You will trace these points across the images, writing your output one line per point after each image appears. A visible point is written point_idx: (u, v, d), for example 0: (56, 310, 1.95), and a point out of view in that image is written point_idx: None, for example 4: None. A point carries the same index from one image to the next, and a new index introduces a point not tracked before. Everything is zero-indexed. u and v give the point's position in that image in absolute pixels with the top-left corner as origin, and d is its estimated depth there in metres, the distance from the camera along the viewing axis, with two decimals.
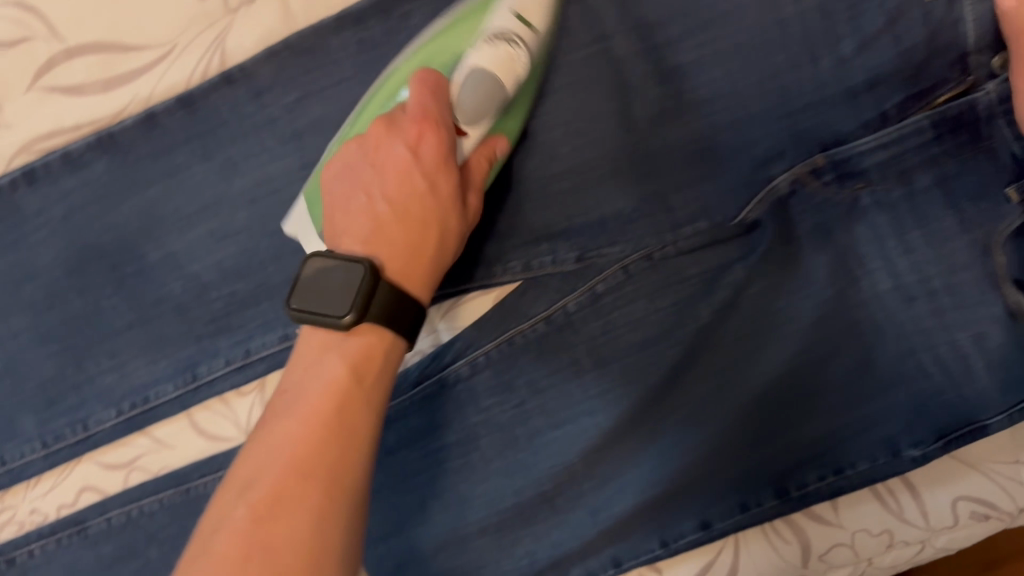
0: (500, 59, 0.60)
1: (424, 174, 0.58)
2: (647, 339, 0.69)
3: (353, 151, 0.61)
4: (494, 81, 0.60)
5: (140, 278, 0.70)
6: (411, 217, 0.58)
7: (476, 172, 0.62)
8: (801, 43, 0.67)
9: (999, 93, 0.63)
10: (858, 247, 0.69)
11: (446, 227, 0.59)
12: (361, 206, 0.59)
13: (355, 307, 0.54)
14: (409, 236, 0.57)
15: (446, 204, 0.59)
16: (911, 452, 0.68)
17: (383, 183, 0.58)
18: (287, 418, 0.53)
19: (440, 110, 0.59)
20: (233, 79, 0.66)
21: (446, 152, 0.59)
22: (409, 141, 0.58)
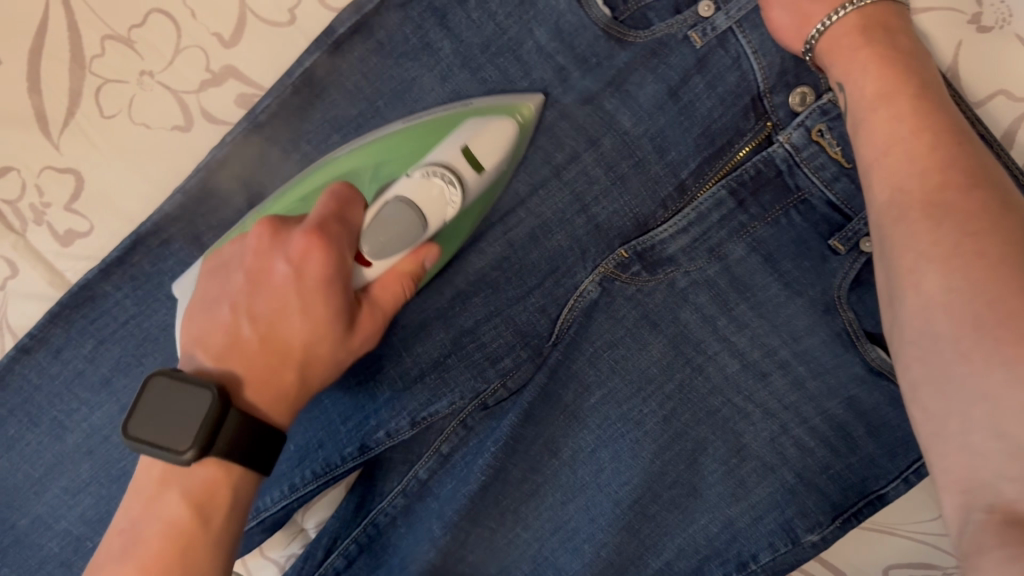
0: (426, 202, 0.53)
1: (297, 294, 0.50)
2: (484, 484, 0.65)
3: (236, 251, 0.55)
4: (413, 212, 0.52)
5: (20, 546, 0.68)
6: (274, 344, 0.51)
7: (380, 298, 0.54)
8: (576, 133, 0.61)
9: (794, 141, 0.57)
10: (690, 333, 0.62)
11: (312, 353, 0.51)
12: (218, 318, 0.52)
13: (194, 442, 0.46)
14: (267, 364, 0.51)
15: (321, 329, 0.51)
16: (809, 537, 0.63)
17: (268, 301, 0.51)
18: (123, 561, 0.48)
19: (339, 234, 0.51)
20: (30, 347, 0.65)
21: (336, 275, 0.50)
22: (291, 259, 0.50)
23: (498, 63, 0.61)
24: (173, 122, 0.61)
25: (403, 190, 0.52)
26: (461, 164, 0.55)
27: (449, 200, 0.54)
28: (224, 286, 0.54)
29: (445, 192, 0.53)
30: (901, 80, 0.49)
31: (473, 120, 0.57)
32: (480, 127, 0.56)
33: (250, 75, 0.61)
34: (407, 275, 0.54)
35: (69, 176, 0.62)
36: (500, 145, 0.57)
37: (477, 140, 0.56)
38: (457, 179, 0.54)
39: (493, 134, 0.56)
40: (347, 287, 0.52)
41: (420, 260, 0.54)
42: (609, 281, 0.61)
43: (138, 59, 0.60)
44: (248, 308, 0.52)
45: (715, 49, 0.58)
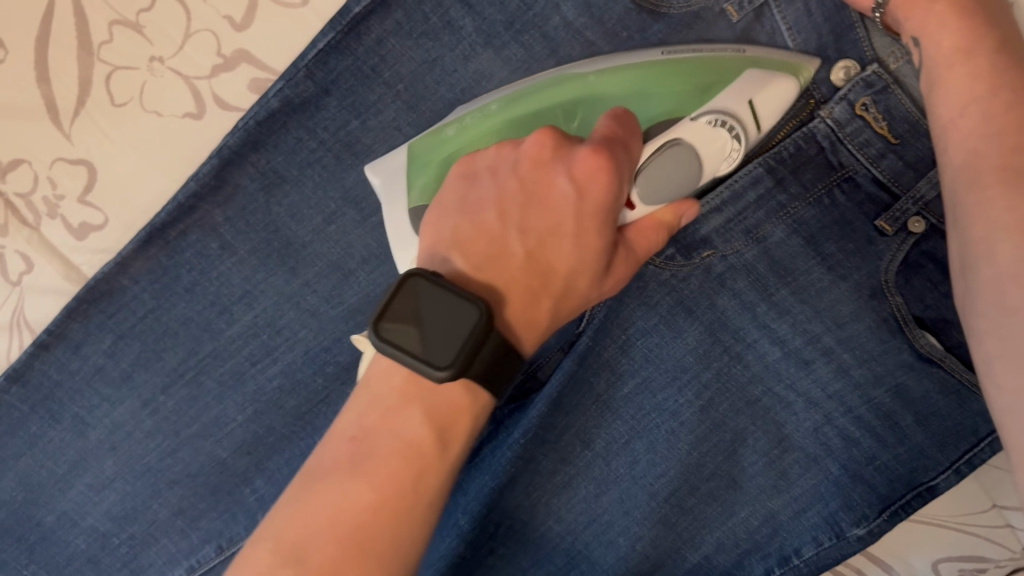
0: (704, 150, 0.51)
1: (560, 220, 0.48)
2: (513, 475, 0.63)
3: (504, 155, 0.50)
4: (690, 161, 0.51)
5: (47, 543, 0.67)
6: (541, 266, 0.48)
7: (637, 241, 0.51)
8: None
9: (836, 117, 0.54)
10: (727, 319, 0.58)
11: (573, 281, 0.49)
12: (484, 223, 0.48)
13: (454, 363, 0.43)
14: (527, 287, 0.48)
15: (581, 259, 0.48)
16: (855, 532, 0.60)
17: (539, 211, 0.48)
18: (350, 475, 0.44)
19: (623, 156, 0.48)
20: (48, 343, 0.63)
21: (615, 202, 0.47)
22: (573, 176, 0.47)
23: (523, 41, 0.57)
24: (185, 109, 0.59)
25: (686, 134, 0.51)
26: (744, 115, 0.52)
27: (728, 154, 0.52)
28: (483, 193, 0.49)
29: (729, 145, 0.51)
30: (981, 36, 0.47)
31: (754, 70, 0.52)
32: (760, 81, 0.52)
33: (261, 58, 0.58)
34: (665, 224, 0.51)
35: (82, 167, 0.60)
36: (778, 105, 0.52)
37: (763, 94, 0.52)
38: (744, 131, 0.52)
39: (779, 91, 0.52)
40: (617, 219, 0.49)
41: (680, 213, 0.51)
42: (642, 265, 0.58)
43: (147, 45, 0.58)
44: (520, 223, 0.48)
45: (753, 23, 0.55)
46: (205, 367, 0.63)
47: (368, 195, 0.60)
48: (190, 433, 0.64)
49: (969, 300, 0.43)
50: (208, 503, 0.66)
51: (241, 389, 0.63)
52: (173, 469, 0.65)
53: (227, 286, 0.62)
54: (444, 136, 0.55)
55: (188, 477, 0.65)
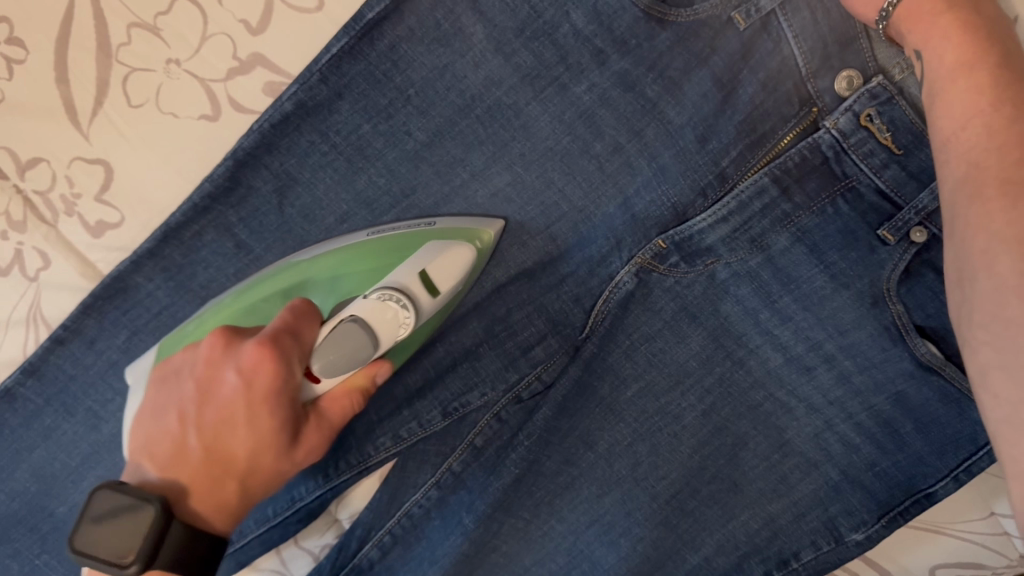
0: (376, 323, 0.52)
1: (237, 412, 0.49)
2: (517, 476, 0.64)
3: (185, 358, 0.52)
4: (367, 335, 0.52)
5: (59, 534, 0.68)
6: (218, 456, 0.49)
7: (329, 412, 0.52)
8: (618, 124, 0.58)
9: (841, 127, 0.54)
10: (730, 325, 0.59)
11: (259, 466, 0.50)
12: (167, 427, 0.50)
13: (138, 556, 0.46)
14: (209, 476, 0.49)
15: (266, 442, 0.50)
16: (854, 536, 0.61)
17: (214, 405, 0.50)
18: None
19: (291, 347, 0.50)
20: (64, 338, 0.64)
21: (284, 391, 0.49)
22: (240, 368, 0.48)
23: (534, 48, 0.58)
24: (202, 111, 0.60)
25: (360, 310, 0.52)
26: (415, 289, 0.55)
27: (403, 324, 0.53)
28: (171, 394, 0.51)
29: (400, 315, 0.53)
30: (984, 47, 0.48)
31: (435, 242, 0.58)
32: (435, 253, 0.56)
33: (278, 62, 0.59)
34: (357, 388, 0.53)
35: (99, 167, 0.61)
36: (456, 273, 0.57)
37: (436, 267, 0.56)
38: (414, 303, 0.54)
39: (447, 262, 0.56)
40: (293, 405, 0.50)
41: (375, 373, 0.54)
42: (646, 272, 0.59)
43: (165, 48, 0.59)
44: (196, 420, 0.50)
45: (759, 31, 0.55)
46: None
47: (379, 198, 0.61)
48: None
49: (965, 309, 0.44)
50: None
51: None
52: None
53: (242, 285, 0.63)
54: (180, 337, 0.58)
55: None
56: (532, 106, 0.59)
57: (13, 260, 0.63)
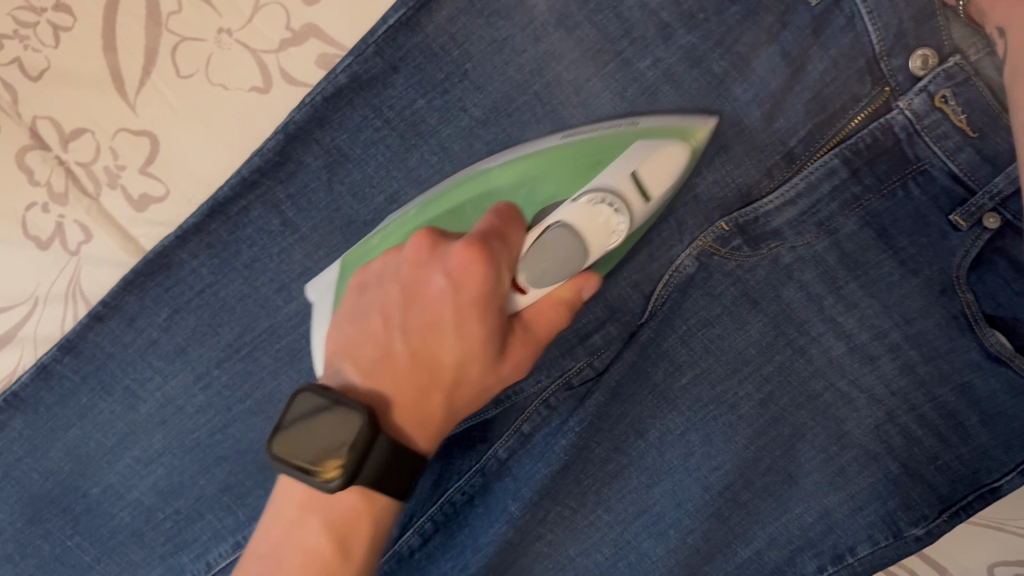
0: (580, 228, 0.49)
1: (453, 312, 0.48)
2: (566, 463, 0.62)
3: (386, 263, 0.52)
4: (578, 243, 0.49)
5: (91, 515, 0.66)
6: (426, 362, 0.49)
7: (535, 325, 0.51)
8: (681, 102, 0.57)
9: (916, 108, 0.52)
10: (792, 312, 0.58)
11: (465, 372, 0.50)
12: (370, 329, 0.50)
13: (348, 467, 0.44)
14: (415, 384, 0.49)
15: (470, 348, 0.49)
16: (913, 531, 0.59)
17: (425, 309, 0.49)
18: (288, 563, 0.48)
19: (500, 254, 0.48)
20: (103, 315, 0.62)
21: (492, 294, 0.48)
22: (447, 270, 0.48)
23: (597, 21, 0.56)
24: (253, 83, 0.59)
25: (570, 215, 0.50)
26: (629, 191, 0.51)
27: (614, 230, 0.50)
28: (382, 296, 0.51)
29: (609, 219, 0.50)
30: None
31: (641, 143, 0.53)
32: (648, 151, 0.52)
33: (330, 34, 0.58)
34: (563, 301, 0.51)
35: (145, 139, 0.60)
36: (669, 171, 0.52)
37: (646, 169, 0.51)
38: (628, 208, 0.51)
39: (665, 163, 0.52)
40: (502, 310, 0.49)
41: (580, 288, 0.51)
42: (707, 256, 0.57)
43: (215, 17, 0.58)
44: (403, 323, 0.50)
45: (831, 7, 0.54)
46: (260, 345, 0.63)
47: (431, 176, 0.59)
48: (242, 409, 0.64)
49: None
50: (257, 479, 0.65)
51: (297, 364, 0.63)
52: (223, 445, 0.65)
53: (288, 264, 0.61)
54: (366, 252, 0.57)
55: (237, 454, 0.65)
56: (593, 81, 0.57)
57: (54, 233, 0.61)
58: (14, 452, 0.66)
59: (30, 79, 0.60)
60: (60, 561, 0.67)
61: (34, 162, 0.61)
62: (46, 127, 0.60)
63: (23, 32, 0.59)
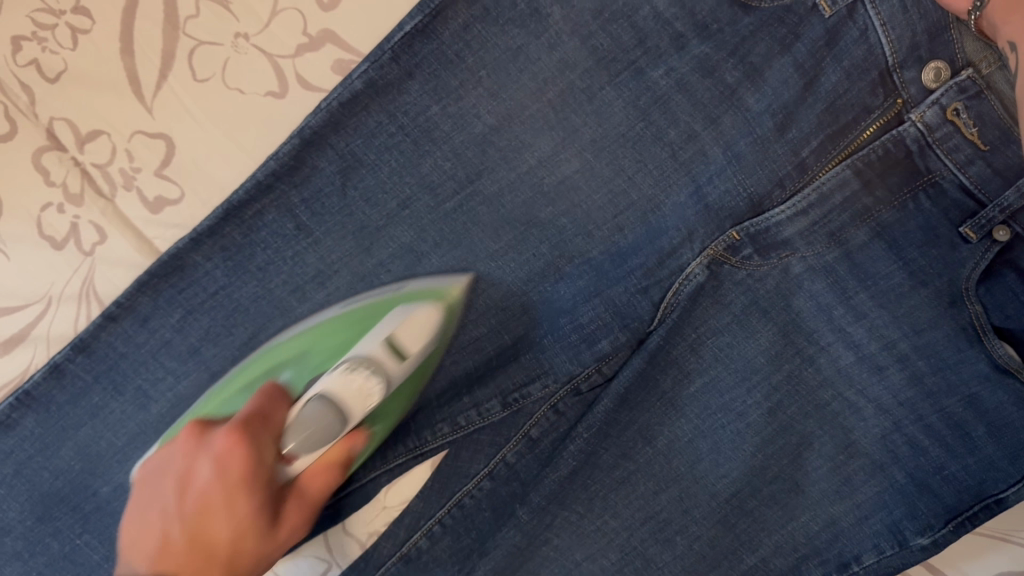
0: (347, 394, 0.55)
1: (200, 504, 0.53)
2: (574, 468, 0.62)
3: (168, 452, 0.56)
4: (340, 411, 0.55)
5: (101, 514, 0.65)
6: (200, 545, 0.52)
7: (307, 489, 0.56)
8: (694, 111, 0.57)
9: (928, 120, 0.53)
10: (802, 322, 0.58)
11: (239, 551, 0.53)
12: (150, 523, 0.53)
13: None
14: (190, 568, 0.52)
15: (242, 529, 0.53)
16: (919, 541, 0.59)
17: (180, 495, 0.54)
18: None
19: (264, 440, 0.54)
20: (116, 315, 0.62)
21: (252, 471, 0.53)
22: (213, 458, 0.53)
23: (611, 30, 0.57)
24: (268, 87, 0.60)
25: (331, 382, 0.55)
26: (382, 358, 0.57)
27: (370, 392, 0.56)
28: (157, 486, 0.55)
29: (367, 382, 0.55)
30: None
31: (403, 306, 0.59)
32: (402, 318, 0.58)
33: (349, 40, 0.60)
34: (334, 464, 0.56)
35: (161, 141, 0.61)
36: (422, 333, 0.58)
37: (400, 330, 0.57)
38: (383, 373, 0.56)
39: (420, 325, 0.58)
40: (270, 487, 0.54)
41: (350, 445, 0.57)
42: (718, 265, 0.58)
43: (233, 21, 0.59)
44: (177, 513, 0.53)
45: (845, 19, 0.54)
46: None
47: (443, 183, 0.60)
48: None
49: None
50: None
51: None
52: None
53: (302, 267, 0.62)
54: (194, 410, 0.61)
55: None
56: (606, 90, 0.58)
57: (69, 233, 0.62)
58: (24, 450, 0.64)
59: (47, 81, 0.60)
60: (69, 559, 0.65)
61: (50, 162, 0.61)
62: (62, 129, 0.61)
63: (41, 35, 0.60)
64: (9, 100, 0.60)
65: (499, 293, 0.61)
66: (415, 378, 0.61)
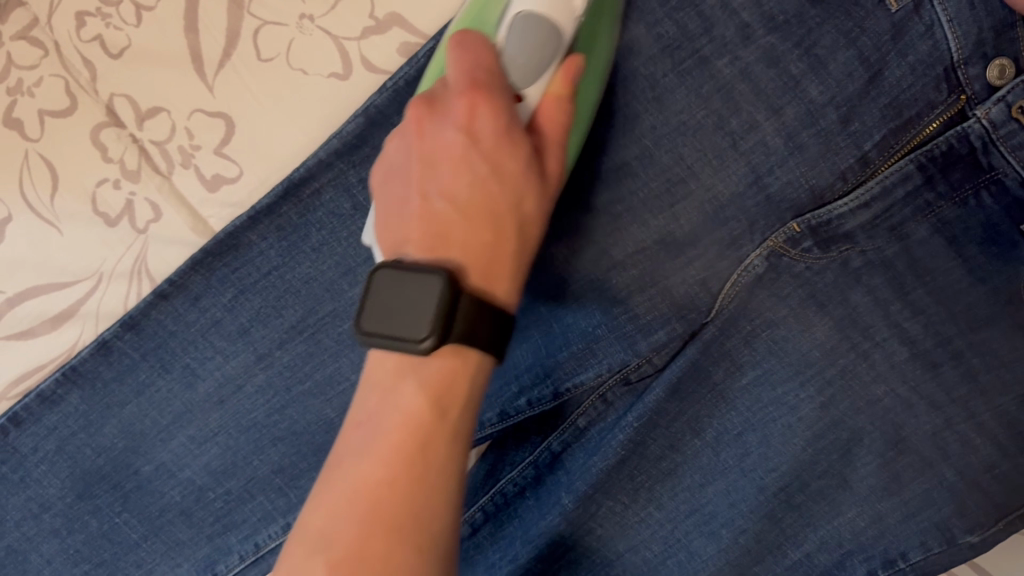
0: (548, 6, 0.50)
1: (495, 140, 0.48)
2: (622, 457, 0.62)
3: (395, 145, 0.51)
4: (547, 22, 0.50)
5: (141, 493, 0.65)
6: (471, 211, 0.48)
7: (548, 120, 0.50)
8: (755, 101, 0.57)
9: (992, 118, 0.53)
10: (858, 316, 0.58)
11: (520, 210, 0.49)
12: (409, 209, 0.48)
13: (432, 330, 0.44)
14: (469, 226, 0.48)
15: (517, 184, 0.49)
16: (967, 538, 0.58)
17: (465, 150, 0.48)
18: (397, 399, 0.47)
19: (491, 77, 0.49)
20: (167, 294, 0.62)
21: (509, 124, 0.48)
22: (459, 124, 0.48)
23: (678, 18, 0.58)
24: (332, 69, 0.60)
25: (529, 5, 0.50)
26: None
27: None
28: (399, 195, 0.49)
29: None
30: None
31: None
32: None
33: (412, 23, 0.59)
34: (564, 96, 0.50)
35: (220, 121, 0.61)
36: None
37: None
38: None
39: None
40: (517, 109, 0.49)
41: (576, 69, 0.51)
42: (777, 257, 0.58)
43: (299, 3, 0.59)
44: (429, 185, 0.48)
45: (911, 14, 0.54)
46: (322, 327, 0.63)
47: None
48: (301, 390, 0.64)
49: None
50: (310, 463, 0.64)
51: (358, 349, 0.63)
52: (280, 426, 0.64)
53: (355, 248, 0.61)
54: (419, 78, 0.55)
55: (293, 435, 0.64)
56: (668, 77, 0.58)
57: (123, 211, 0.62)
58: (68, 426, 0.64)
59: (110, 57, 0.61)
60: (107, 538, 0.66)
61: (109, 139, 0.62)
62: (122, 105, 0.61)
63: (105, 11, 0.61)
64: (71, 76, 0.62)
65: (552, 281, 0.62)
66: (596, 67, 0.56)
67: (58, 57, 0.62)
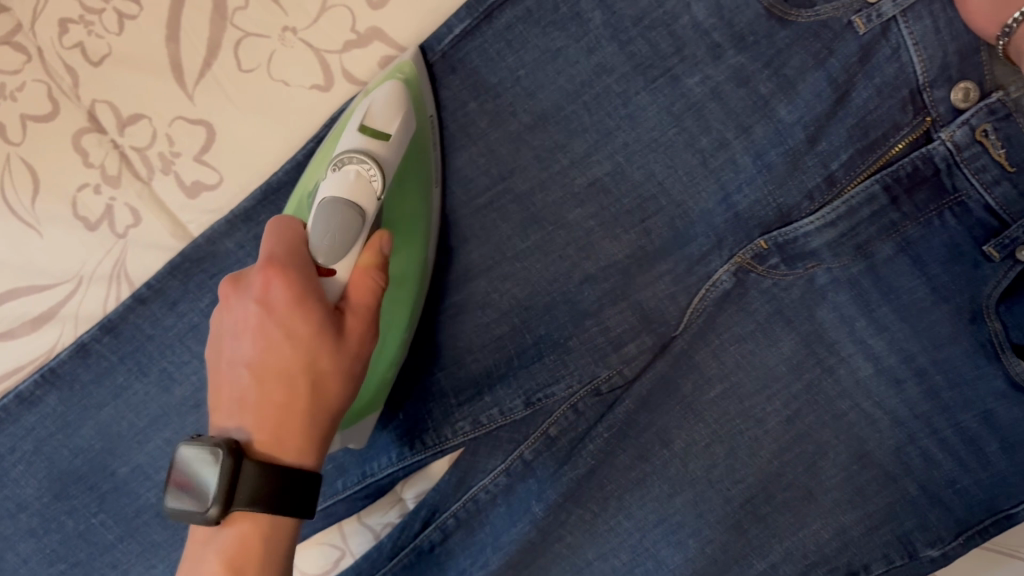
0: (348, 190, 0.50)
1: (271, 338, 0.48)
2: (592, 467, 0.63)
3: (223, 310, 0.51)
4: (346, 206, 0.50)
5: (117, 494, 0.66)
6: (275, 378, 0.49)
7: (354, 296, 0.50)
8: (725, 120, 0.59)
9: (956, 140, 0.54)
10: (824, 331, 0.59)
11: (319, 373, 0.49)
12: (235, 382, 0.49)
13: (217, 499, 0.46)
14: (274, 401, 0.48)
15: (313, 351, 0.49)
16: (929, 552, 0.59)
17: (239, 331, 0.50)
18: (208, 555, 0.49)
19: (291, 256, 0.49)
20: (145, 298, 0.63)
21: (305, 293, 0.48)
22: (256, 296, 0.49)
23: (650, 37, 0.59)
24: (313, 80, 0.61)
25: (331, 193, 0.50)
26: (367, 145, 0.52)
27: (370, 185, 0.51)
28: (219, 357, 0.51)
29: (363, 171, 0.51)
30: None
31: (368, 97, 0.55)
32: (388, 103, 0.54)
33: (392, 37, 0.61)
34: (372, 267, 0.51)
35: (201, 128, 0.62)
36: (396, 107, 0.54)
37: (370, 115, 0.54)
38: (372, 159, 0.52)
39: (386, 103, 0.54)
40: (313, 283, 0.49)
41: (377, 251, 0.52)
42: (745, 273, 0.59)
43: (280, 15, 0.60)
44: (243, 360, 0.49)
45: (878, 37, 0.55)
46: None
47: (477, 178, 0.61)
48: None
49: None
50: None
51: None
52: None
53: None
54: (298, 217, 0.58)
55: None
56: (641, 95, 0.59)
57: (103, 215, 0.63)
58: (46, 427, 0.65)
59: (93, 64, 0.62)
60: (83, 538, 0.66)
61: (90, 145, 0.62)
62: (104, 112, 0.62)
63: (88, 18, 0.61)
64: (54, 81, 0.62)
65: (523, 292, 0.62)
66: (416, 196, 0.58)
67: (40, 62, 0.62)
